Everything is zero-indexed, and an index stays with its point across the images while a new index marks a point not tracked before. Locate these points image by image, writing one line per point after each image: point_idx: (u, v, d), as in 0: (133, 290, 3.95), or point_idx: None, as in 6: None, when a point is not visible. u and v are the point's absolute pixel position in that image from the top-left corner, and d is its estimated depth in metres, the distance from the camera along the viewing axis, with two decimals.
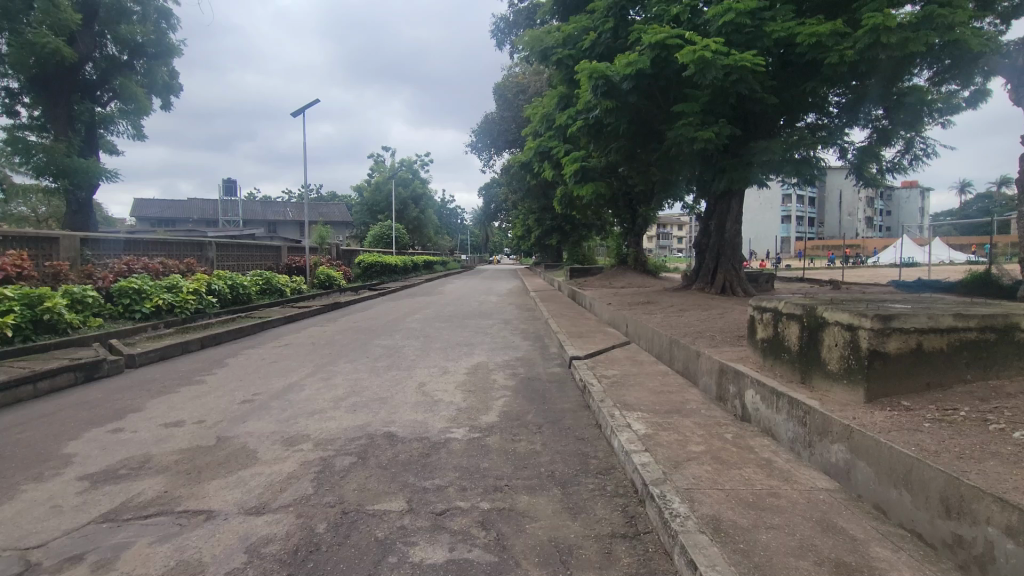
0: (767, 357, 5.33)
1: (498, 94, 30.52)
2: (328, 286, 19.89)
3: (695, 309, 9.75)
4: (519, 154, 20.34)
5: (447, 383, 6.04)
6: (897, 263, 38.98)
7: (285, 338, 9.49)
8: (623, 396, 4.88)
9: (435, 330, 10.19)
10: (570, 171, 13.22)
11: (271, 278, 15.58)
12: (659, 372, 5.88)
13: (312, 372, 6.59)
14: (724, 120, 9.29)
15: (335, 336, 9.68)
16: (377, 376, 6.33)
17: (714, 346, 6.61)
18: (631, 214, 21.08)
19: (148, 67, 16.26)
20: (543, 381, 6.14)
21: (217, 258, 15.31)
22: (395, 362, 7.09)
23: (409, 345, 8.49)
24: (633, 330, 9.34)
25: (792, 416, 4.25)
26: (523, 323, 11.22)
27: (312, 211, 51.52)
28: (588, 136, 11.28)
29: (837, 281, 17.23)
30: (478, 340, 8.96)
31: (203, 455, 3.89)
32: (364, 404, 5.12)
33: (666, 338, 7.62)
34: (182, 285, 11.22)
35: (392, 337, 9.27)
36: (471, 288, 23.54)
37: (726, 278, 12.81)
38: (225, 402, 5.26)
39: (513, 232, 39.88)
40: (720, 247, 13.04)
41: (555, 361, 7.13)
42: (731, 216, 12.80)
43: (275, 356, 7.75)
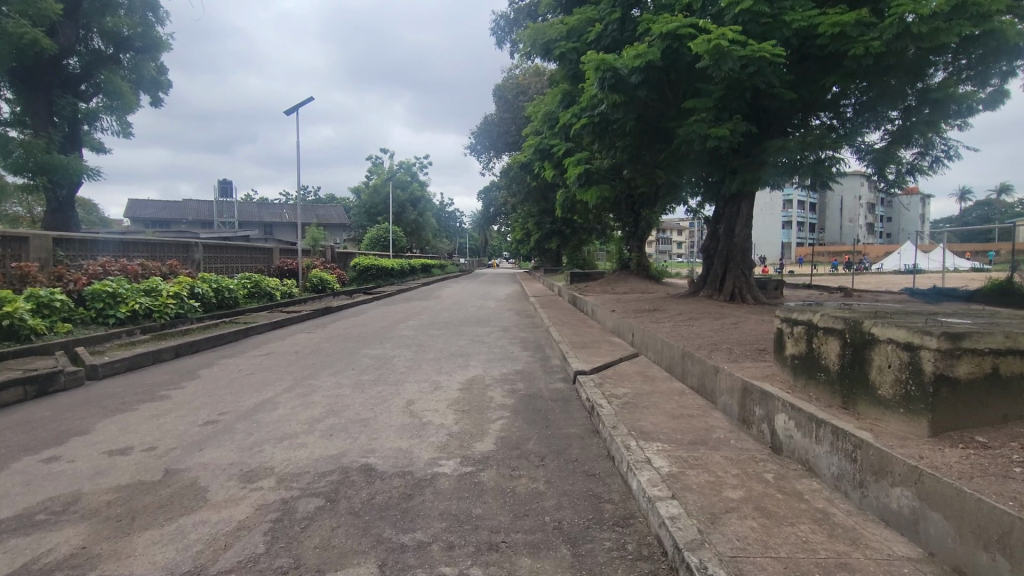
0: (798, 376, 4.73)
1: (498, 95, 30.01)
2: (321, 290, 19.28)
3: (707, 318, 9.16)
4: (519, 155, 19.78)
5: (438, 401, 5.42)
6: (901, 270, 38.49)
7: (268, 346, 8.86)
8: (638, 421, 4.26)
9: (428, 338, 9.57)
10: (574, 173, 12.63)
11: (260, 281, 14.97)
12: (674, 390, 5.27)
13: (289, 387, 5.97)
14: (740, 116, 8.70)
15: (322, 344, 9.07)
16: (360, 393, 5.71)
17: (733, 360, 6.01)
18: (634, 217, 20.50)
19: (134, 62, 15.73)
20: (545, 399, 5.53)
21: (204, 260, 14.71)
22: (383, 376, 6.48)
23: (400, 356, 7.87)
24: (641, 339, 8.76)
25: (839, 450, 3.64)
26: (522, 330, 10.59)
27: (309, 214, 50.93)
28: (593, 134, 10.69)
29: (847, 288, 16.63)
30: (474, 350, 8.35)
31: (142, 495, 3.27)
32: (342, 428, 4.50)
33: (678, 350, 7.03)
34: (162, 289, 10.60)
35: (382, 346, 8.65)
36: (468, 292, 22.94)
37: (735, 285, 12.23)
38: (184, 425, 4.63)
39: (513, 236, 39.35)
40: (729, 252, 12.44)
41: (558, 376, 6.52)
42: (740, 220, 12.22)
43: (253, 367, 7.13)
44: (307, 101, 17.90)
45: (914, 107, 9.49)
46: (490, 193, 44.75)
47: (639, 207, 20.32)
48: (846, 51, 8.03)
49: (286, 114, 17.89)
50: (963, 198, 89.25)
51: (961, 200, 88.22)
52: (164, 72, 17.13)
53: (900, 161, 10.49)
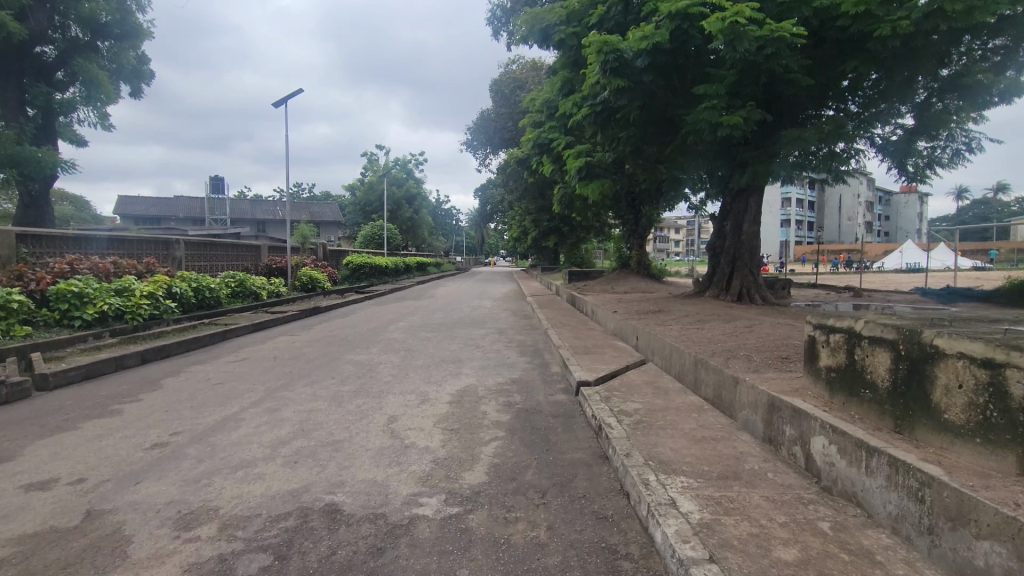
0: (836, 392, 4.12)
1: (495, 90, 29.35)
2: (310, 290, 18.61)
3: (717, 320, 8.58)
4: (516, 150, 19.16)
5: (424, 417, 4.80)
6: (903, 269, 38.05)
7: (246, 351, 8.22)
8: (655, 446, 3.65)
9: (419, 341, 8.94)
10: (574, 166, 11.98)
11: (245, 280, 14.34)
12: (693, 407, 4.66)
13: (260, 400, 5.34)
14: (754, 103, 8.09)
15: (304, 348, 8.43)
16: (337, 407, 5.08)
17: (754, 368, 5.41)
18: (635, 213, 19.89)
19: (113, 50, 15.17)
20: (546, 415, 4.91)
21: (186, 258, 14.07)
22: (365, 387, 5.85)
23: (386, 362, 7.24)
24: (647, 343, 8.18)
25: (899, 487, 3.03)
26: (519, 333, 9.97)
27: (303, 211, 50.17)
28: (595, 125, 10.07)
29: (856, 288, 16.05)
30: (468, 355, 7.71)
31: (48, 549, 2.62)
32: (310, 453, 3.87)
33: (690, 355, 6.44)
34: (135, 288, 9.95)
35: (368, 351, 8.01)
36: (464, 291, 22.38)
37: (743, 284, 11.67)
38: (128, 449, 4.00)
39: (510, 234, 38.69)
40: (736, 250, 11.85)
41: (558, 386, 5.90)
42: (748, 216, 11.62)
43: (224, 376, 6.49)
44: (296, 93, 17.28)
45: (936, 92, 8.88)
46: (487, 190, 44.09)
47: (640, 203, 19.71)
48: (870, 33, 7.43)
49: (273, 106, 17.25)
50: (960, 197, 89.00)
51: (959, 199, 87.95)
52: (145, 62, 16.52)
53: (919, 152, 9.87)
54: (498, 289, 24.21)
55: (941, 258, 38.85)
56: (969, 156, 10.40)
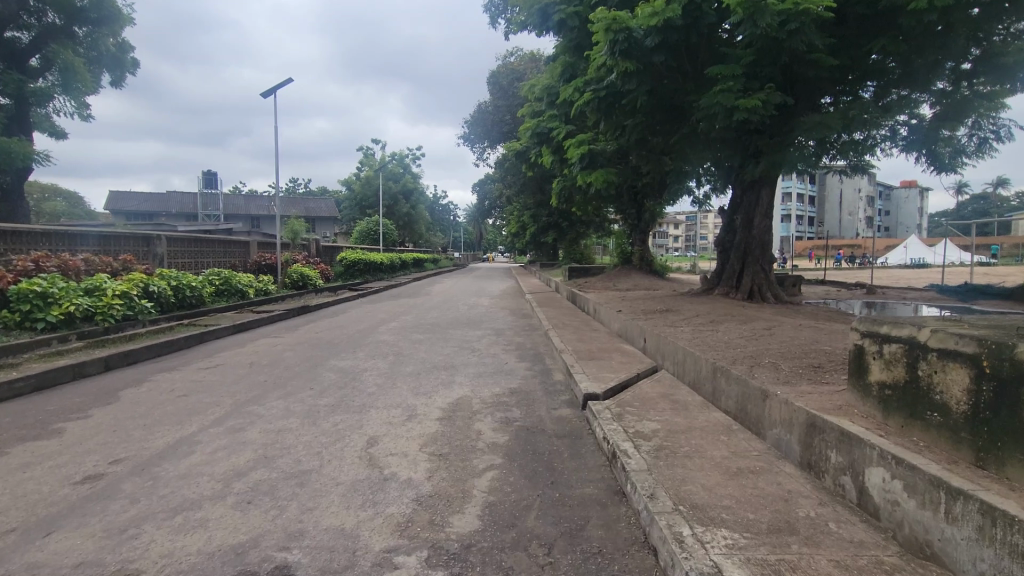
0: (891, 413, 3.50)
1: (492, 82, 28.66)
2: (301, 288, 17.95)
3: (731, 321, 7.99)
4: (515, 142, 18.49)
5: (409, 439, 4.16)
6: (907, 264, 37.54)
7: (221, 355, 7.58)
8: (684, 481, 3.03)
9: (410, 344, 8.31)
10: (575, 156, 11.34)
11: (231, 278, 13.70)
12: (719, 427, 4.03)
13: (223, 416, 4.70)
14: (774, 85, 7.45)
15: (285, 353, 7.79)
16: (311, 426, 4.44)
17: (784, 379, 4.79)
18: (637, 208, 19.25)
19: (92, 37, 14.61)
20: (548, 434, 4.28)
21: (168, 254, 13.42)
22: (345, 400, 5.22)
23: (372, 369, 6.60)
24: (656, 346, 7.58)
25: (996, 544, 2.41)
26: (518, 335, 9.35)
27: (298, 206, 49.45)
28: (599, 111, 9.42)
29: (867, 285, 15.45)
30: (462, 360, 7.08)
31: None
32: (268, 490, 3.23)
33: (707, 362, 5.82)
34: (106, 287, 9.30)
35: (354, 356, 7.37)
36: (461, 288, 21.73)
37: (754, 281, 11.06)
38: (52, 482, 3.36)
39: (508, 229, 38.07)
40: (747, 246, 11.22)
41: (562, 399, 5.28)
42: (759, 209, 11.00)
43: (191, 386, 5.86)
44: (285, 83, 16.62)
45: (967, 73, 8.25)
46: (485, 185, 43.47)
47: (642, 198, 19.06)
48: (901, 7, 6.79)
49: (261, 97, 16.63)
50: (959, 191, 88.58)
51: (958, 193, 87.60)
52: (126, 48, 15.98)
53: (946, 140, 9.24)
54: (496, 286, 23.57)
55: (946, 254, 38.34)
56: (997, 145, 9.76)
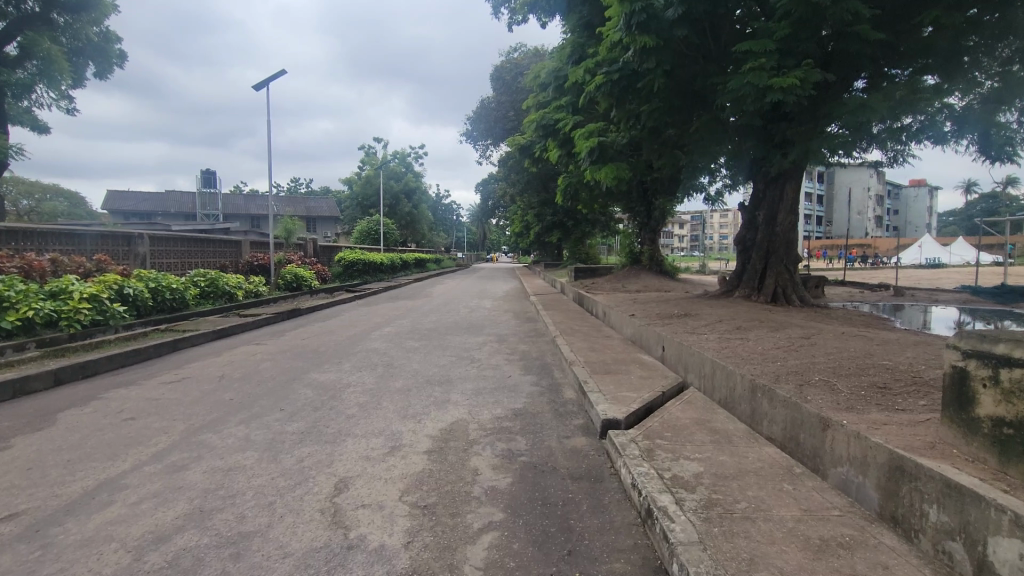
0: (1013, 458, 2.67)
1: (494, 77, 27.89)
2: (296, 289, 17.18)
3: (760, 327, 7.17)
4: (519, 136, 17.72)
5: (388, 482, 3.34)
6: (921, 264, 36.67)
7: (191, 367, 6.78)
8: (754, 563, 2.21)
9: (403, 353, 7.52)
10: (584, 148, 10.50)
11: (218, 278, 12.96)
12: (777, 468, 3.20)
13: (166, 449, 3.88)
14: (811, 62, 6.61)
15: (262, 364, 6.97)
16: (272, 462, 3.63)
17: (845, 403, 3.95)
18: (646, 206, 18.40)
19: (76, 30, 14.10)
20: (562, 474, 3.45)
21: (151, 254, 12.69)
22: (320, 426, 4.39)
23: (357, 385, 5.79)
24: (678, 357, 6.75)
25: None
26: (523, 342, 8.54)
27: (299, 206, 48.77)
28: (610, 96, 8.59)
29: (893, 287, 14.56)
30: (459, 373, 6.27)
31: None
32: (190, 568, 2.42)
33: (743, 378, 5.00)
34: (73, 289, 8.53)
35: (338, 368, 6.55)
36: (462, 289, 20.86)
37: (777, 283, 10.22)
38: None
39: (512, 229, 37.28)
40: (770, 244, 10.38)
41: (576, 424, 4.46)
42: (784, 205, 10.16)
43: (143, 406, 5.04)
44: (279, 76, 15.93)
45: None
46: (489, 183, 42.79)
47: (652, 195, 18.20)
48: None
49: (254, 90, 15.95)
50: (969, 191, 87.35)
51: (966, 191, 86.58)
52: (109, 37, 15.39)
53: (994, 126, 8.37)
54: (500, 287, 22.74)
55: (960, 253, 37.50)
56: None
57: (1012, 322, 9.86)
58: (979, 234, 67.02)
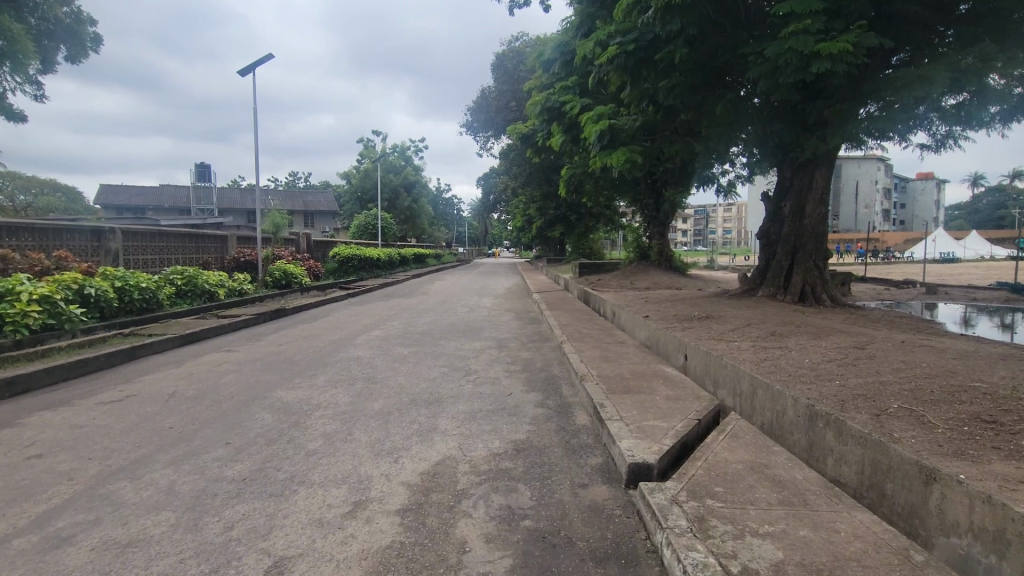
0: None
1: (495, 65, 26.88)
2: (285, 286, 16.25)
3: (800, 333, 6.23)
4: (521, 125, 16.74)
5: (341, 568, 2.42)
6: (934, 258, 35.60)
7: (142, 381, 5.87)
8: None
9: (388, 364, 6.60)
10: (593, 133, 9.51)
11: (196, 276, 12.07)
12: (886, 554, 2.27)
13: (58, 508, 2.96)
14: (865, 23, 5.65)
15: (225, 377, 6.06)
16: (189, 532, 2.71)
17: (949, 447, 3.02)
18: (655, 198, 17.39)
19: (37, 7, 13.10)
20: (581, 554, 2.52)
21: (123, 250, 11.79)
22: (270, 470, 3.46)
23: (328, 406, 4.85)
24: (706, 370, 5.84)
25: None
26: (525, 348, 7.59)
27: (296, 200, 47.84)
28: (624, 70, 7.63)
29: (921, 283, 13.57)
30: (450, 390, 5.34)
31: None
32: None
33: (798, 402, 4.07)
34: (22, 289, 7.63)
35: (310, 384, 5.63)
36: (461, 287, 19.88)
37: (806, 280, 9.25)
38: None
39: (514, 222, 36.32)
40: (798, 237, 9.42)
41: (596, 467, 3.52)
42: (814, 194, 9.18)
43: (62, 436, 4.13)
44: (263, 61, 15.05)
45: None
46: (490, 176, 41.74)
47: (661, 186, 17.19)
48: None
49: (238, 75, 15.15)
50: (977, 183, 85.92)
51: (973, 184, 85.59)
52: (71, 12, 14.35)
53: None
54: (501, 283, 21.80)
55: (974, 246, 36.54)
56: None
57: (1015, 318, 9.41)
58: (989, 227, 65.91)
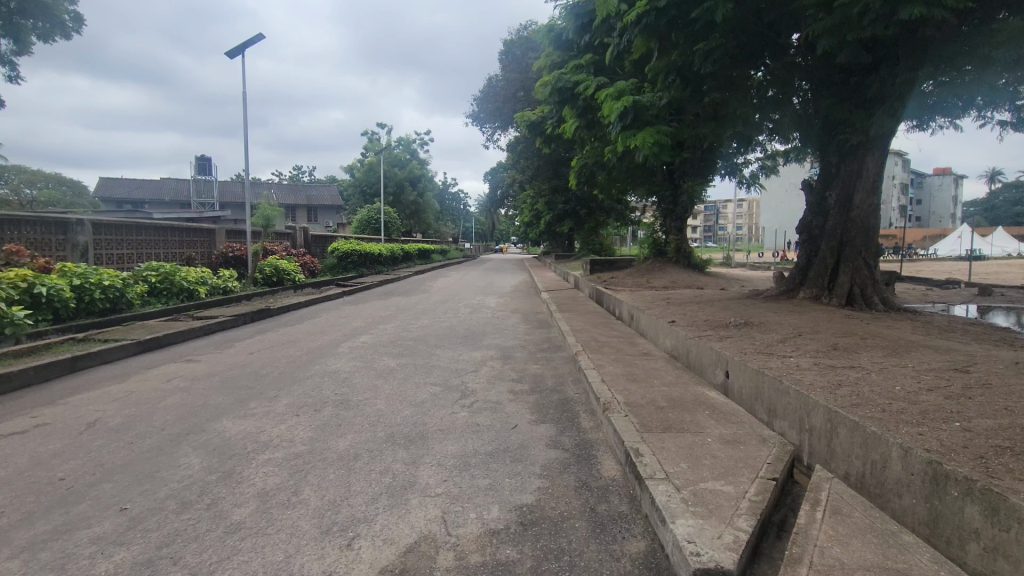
0: None
1: (504, 52, 25.69)
2: (276, 284, 15.22)
3: (872, 347, 5.08)
4: (529, 113, 15.64)
5: None
6: (960, 255, 33.92)
7: (66, 405, 4.81)
8: None
9: (369, 381, 5.50)
10: (614, 111, 8.33)
11: (173, 273, 11.05)
12: None
13: None
14: None
15: (169, 398, 4.99)
16: None
17: None
18: (673, 189, 16.07)
19: None
20: None
21: (94, 244, 10.81)
22: (163, 563, 2.38)
23: (280, 445, 3.76)
24: (760, 394, 4.71)
25: None
26: (533, 361, 6.47)
27: (299, 194, 46.95)
28: (653, 33, 6.52)
29: (969, 285, 12.29)
30: (440, 421, 4.23)
31: None
32: None
33: (912, 456, 2.94)
34: None
35: (267, 410, 4.55)
36: (465, 284, 18.85)
37: (854, 282, 8.06)
38: None
39: (522, 218, 35.21)
40: (845, 231, 8.23)
41: (641, 561, 2.41)
42: (864, 182, 7.99)
43: None
44: (253, 41, 14.10)
45: None
46: (498, 170, 40.65)
47: (680, 176, 15.88)
48: None
49: (227, 58, 14.12)
50: (994, 180, 83.82)
51: (991, 180, 83.22)
52: None
53: None
54: (506, 281, 20.62)
55: (1002, 244, 35.10)
56: None
57: None
58: (1011, 224, 64.07)
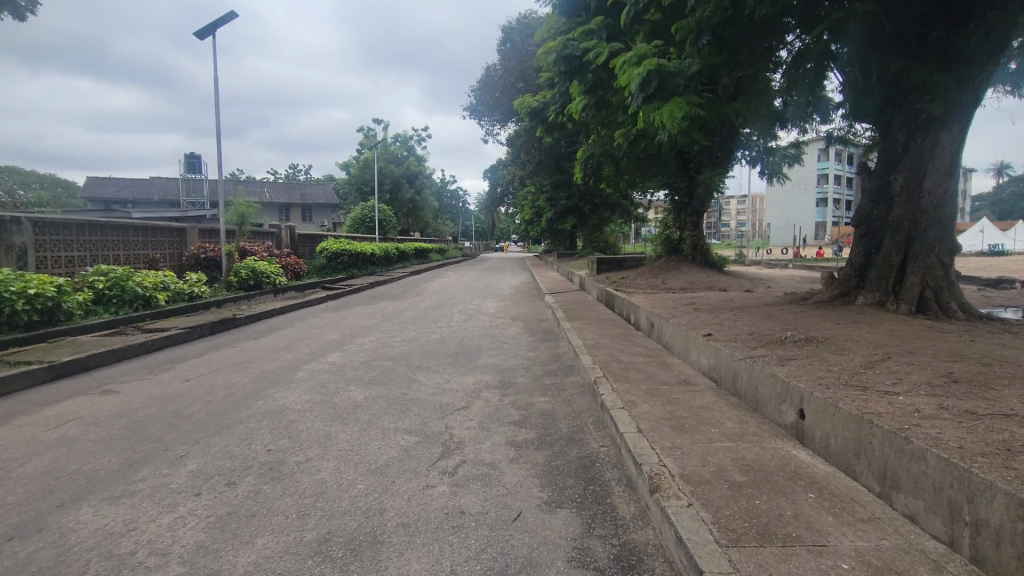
0: None
1: (503, 40, 24.29)
2: (253, 288, 13.80)
3: (1012, 383, 3.67)
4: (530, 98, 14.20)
5: None
6: (982, 250, 32.17)
7: None
8: None
9: (320, 427, 4.06)
10: (633, 78, 6.87)
11: (126, 278, 9.66)
12: None
13: None
14: None
15: (36, 460, 3.56)
16: None
17: None
18: (688, 181, 14.59)
19: None
20: None
21: (33, 244, 9.41)
22: None
23: (139, 566, 2.33)
24: (867, 452, 3.28)
25: None
26: (540, 391, 5.02)
27: (293, 193, 45.55)
28: None
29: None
30: (404, 509, 2.80)
31: None
32: None
33: None
34: None
35: (159, 484, 3.13)
36: (463, 286, 17.38)
37: (925, 284, 6.64)
38: None
39: (523, 214, 33.79)
40: (914, 223, 6.79)
41: None
42: (939, 162, 6.55)
43: None
44: (227, 18, 12.68)
45: None
46: (498, 166, 39.24)
47: (696, 167, 14.37)
48: None
49: (197, 39, 12.70)
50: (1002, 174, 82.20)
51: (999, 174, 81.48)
52: None
53: None
54: (506, 281, 19.14)
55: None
56: None
57: None
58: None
